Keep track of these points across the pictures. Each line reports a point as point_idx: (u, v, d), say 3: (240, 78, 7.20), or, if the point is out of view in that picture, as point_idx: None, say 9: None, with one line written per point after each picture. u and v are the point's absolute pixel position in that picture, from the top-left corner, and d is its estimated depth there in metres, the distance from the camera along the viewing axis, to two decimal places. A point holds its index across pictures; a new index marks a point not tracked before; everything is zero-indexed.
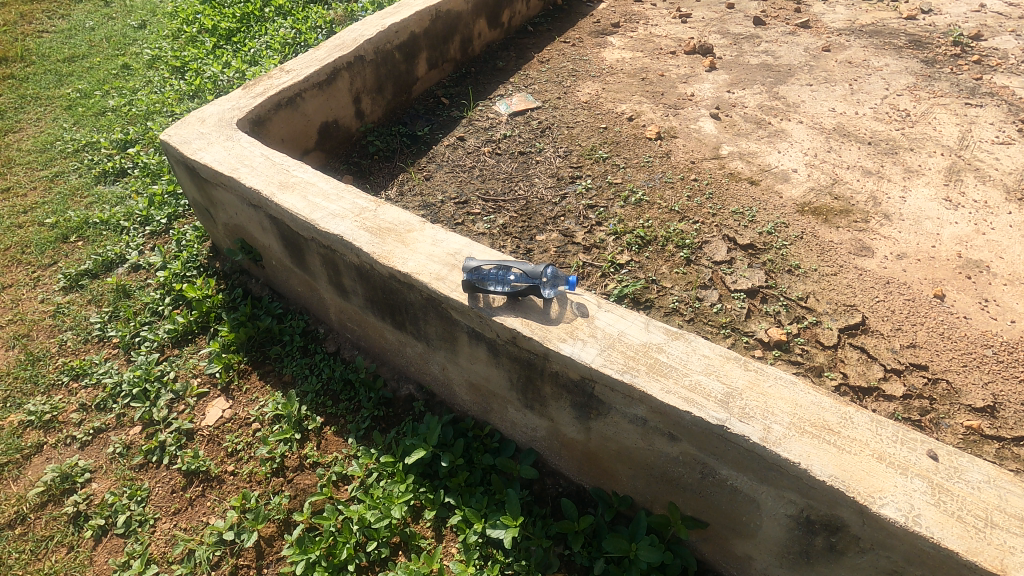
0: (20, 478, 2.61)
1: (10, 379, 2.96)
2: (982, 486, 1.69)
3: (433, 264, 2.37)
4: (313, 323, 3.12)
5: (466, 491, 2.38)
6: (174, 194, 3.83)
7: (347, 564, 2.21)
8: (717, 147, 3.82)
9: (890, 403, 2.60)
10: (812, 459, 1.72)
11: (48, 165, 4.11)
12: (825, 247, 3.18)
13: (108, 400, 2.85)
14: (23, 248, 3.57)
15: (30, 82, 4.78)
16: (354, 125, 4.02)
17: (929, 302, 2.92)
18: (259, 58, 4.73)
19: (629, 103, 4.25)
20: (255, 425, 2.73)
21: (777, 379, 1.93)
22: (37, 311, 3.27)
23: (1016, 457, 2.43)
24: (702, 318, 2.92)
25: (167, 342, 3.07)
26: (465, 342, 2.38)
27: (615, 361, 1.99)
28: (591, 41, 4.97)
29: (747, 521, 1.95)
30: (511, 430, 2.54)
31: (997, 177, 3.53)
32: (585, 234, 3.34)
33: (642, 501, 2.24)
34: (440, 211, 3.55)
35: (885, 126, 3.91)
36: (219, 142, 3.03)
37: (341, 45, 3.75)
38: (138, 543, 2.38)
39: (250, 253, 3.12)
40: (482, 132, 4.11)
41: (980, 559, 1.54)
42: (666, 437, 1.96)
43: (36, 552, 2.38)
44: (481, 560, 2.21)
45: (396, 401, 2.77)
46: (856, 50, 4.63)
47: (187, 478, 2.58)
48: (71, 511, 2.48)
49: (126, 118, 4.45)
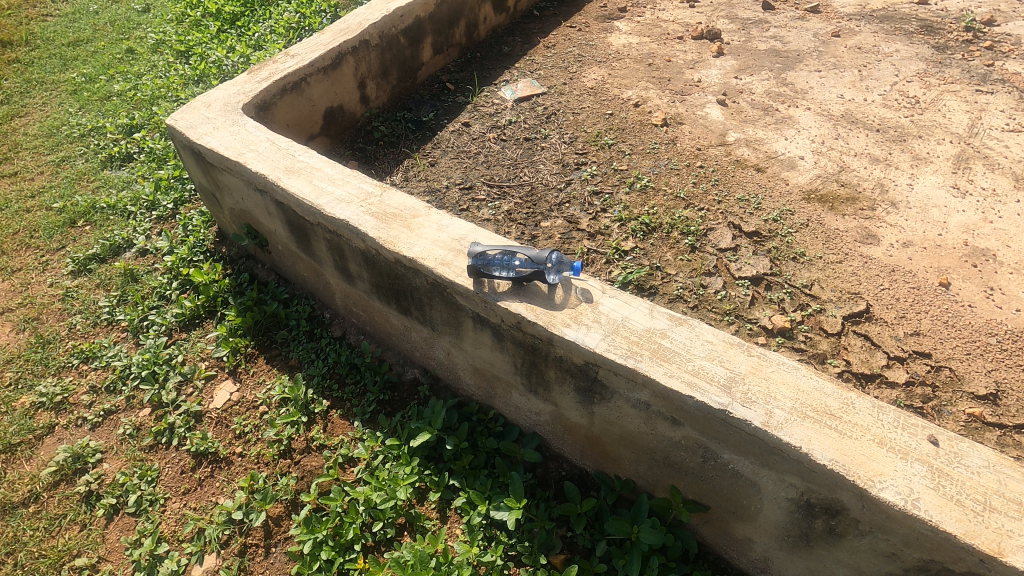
0: (32, 458, 2.66)
1: (21, 361, 3.00)
2: (982, 471, 1.70)
3: (438, 250, 2.38)
4: (319, 308, 3.14)
5: (470, 474, 2.41)
6: (180, 178, 3.83)
7: (353, 544, 2.26)
8: (724, 133, 3.80)
9: (892, 390, 2.62)
10: (813, 444, 1.74)
11: (54, 149, 4.12)
12: (830, 235, 3.17)
13: (117, 382, 2.89)
14: (31, 232, 3.60)
15: (35, 66, 4.78)
16: (358, 111, 4.02)
17: (934, 291, 2.92)
18: (263, 42, 4.72)
19: (635, 89, 4.23)
20: (263, 408, 2.77)
21: (780, 365, 1.94)
22: (46, 295, 3.30)
23: (1017, 444, 2.45)
24: (706, 305, 2.93)
25: (174, 326, 3.09)
26: (470, 328, 2.40)
27: (618, 346, 2.00)
28: (597, 26, 4.93)
29: (748, 504, 1.97)
30: (515, 414, 2.57)
31: (1007, 165, 3.50)
32: (590, 221, 3.35)
33: (644, 484, 2.27)
34: (445, 197, 3.56)
35: (894, 113, 3.88)
36: (225, 126, 3.03)
37: (346, 30, 3.73)
38: (149, 521, 2.43)
39: (256, 238, 3.14)
40: (487, 118, 4.09)
41: (978, 542, 1.56)
42: (669, 422, 1.98)
43: (50, 529, 2.44)
44: (485, 541, 2.25)
45: (402, 385, 2.80)
46: (866, 36, 4.58)
47: (196, 459, 2.62)
48: (83, 490, 2.53)
49: (132, 102, 4.45)
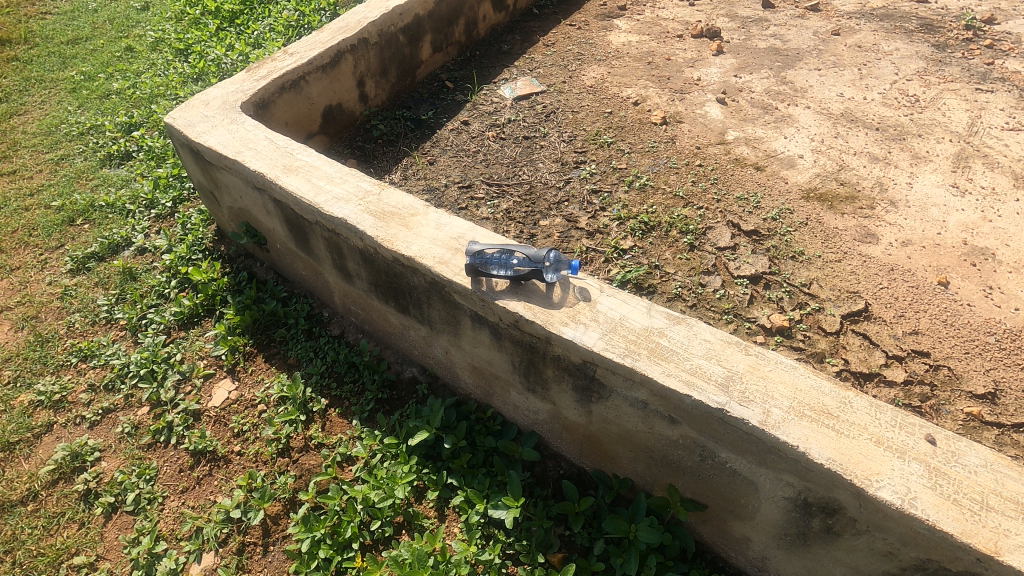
0: (31, 457, 2.66)
1: (20, 360, 3.00)
2: (979, 470, 1.70)
3: (436, 249, 2.38)
4: (317, 306, 3.14)
5: (469, 473, 2.41)
6: (179, 176, 3.83)
7: (351, 542, 2.26)
8: (724, 132, 3.80)
9: (890, 389, 2.62)
10: (811, 443, 1.74)
11: (52, 148, 4.12)
12: (829, 234, 3.17)
13: (116, 381, 2.89)
14: (30, 231, 3.60)
15: (33, 64, 4.78)
16: (357, 109, 4.01)
17: (933, 290, 2.92)
18: (262, 40, 4.71)
19: (634, 87, 4.22)
20: (261, 407, 2.77)
21: (777, 364, 1.94)
22: (45, 293, 3.30)
23: (1015, 443, 2.45)
24: (705, 304, 2.93)
25: (173, 325, 3.09)
26: (468, 326, 2.40)
27: (617, 345, 2.00)
28: (597, 24, 4.92)
29: (745, 503, 1.97)
30: (513, 413, 2.57)
31: (1006, 164, 3.50)
32: (588, 219, 3.35)
33: (642, 483, 2.27)
34: (444, 195, 3.56)
35: (894, 112, 3.87)
36: (223, 125, 3.03)
37: (345, 28, 3.73)
38: (147, 520, 2.43)
39: (255, 236, 3.14)
40: (486, 116, 4.09)
41: (974, 542, 1.56)
42: (666, 420, 1.98)
43: (48, 527, 2.44)
44: (483, 540, 2.25)
45: (400, 383, 2.80)
46: (866, 34, 4.57)
47: (195, 457, 2.62)
48: (82, 488, 2.53)
49: (131, 101, 4.45)
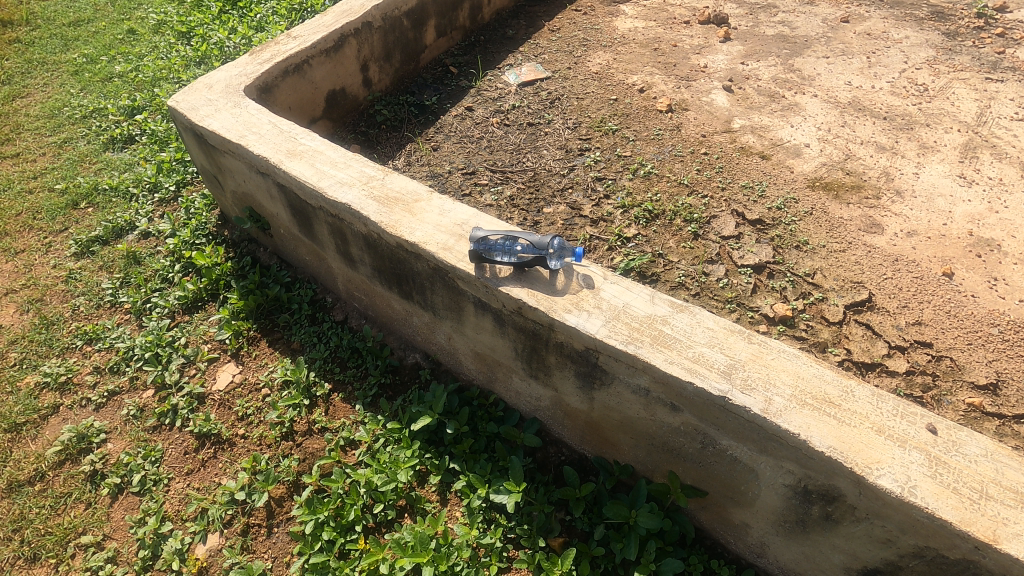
0: (37, 438, 2.69)
1: (25, 343, 3.02)
2: (979, 459, 1.71)
3: (439, 235, 2.38)
4: (321, 292, 3.15)
5: (470, 458, 2.42)
6: (182, 160, 3.83)
7: (354, 525, 2.29)
8: (729, 120, 3.77)
9: (892, 379, 2.62)
10: (812, 431, 1.74)
11: (56, 131, 4.12)
12: (835, 223, 3.16)
13: (121, 363, 2.90)
14: (34, 214, 3.61)
15: (36, 46, 4.75)
16: (361, 94, 3.99)
17: (937, 281, 2.91)
18: (265, 24, 4.69)
19: (640, 74, 4.19)
20: (265, 391, 2.78)
21: (780, 352, 1.94)
22: (50, 276, 3.31)
23: (1015, 434, 2.46)
24: (708, 293, 2.93)
25: (177, 309, 3.11)
26: (471, 313, 2.41)
27: (619, 332, 2.01)
28: (603, 9, 4.88)
29: (746, 490, 1.99)
30: (516, 399, 2.58)
31: (1014, 155, 3.47)
32: (593, 207, 3.34)
33: (643, 469, 2.29)
34: (448, 181, 3.55)
35: (902, 101, 3.84)
36: (227, 109, 3.02)
37: (349, 11, 3.70)
38: (153, 501, 2.46)
39: (258, 221, 3.13)
40: (490, 102, 4.06)
41: (973, 530, 1.57)
42: (668, 408, 1.99)
43: (56, 508, 2.47)
44: (484, 524, 2.27)
45: (403, 369, 2.81)
46: (875, 21, 4.52)
47: (199, 440, 2.65)
48: (88, 469, 2.56)
49: (133, 84, 4.42)
